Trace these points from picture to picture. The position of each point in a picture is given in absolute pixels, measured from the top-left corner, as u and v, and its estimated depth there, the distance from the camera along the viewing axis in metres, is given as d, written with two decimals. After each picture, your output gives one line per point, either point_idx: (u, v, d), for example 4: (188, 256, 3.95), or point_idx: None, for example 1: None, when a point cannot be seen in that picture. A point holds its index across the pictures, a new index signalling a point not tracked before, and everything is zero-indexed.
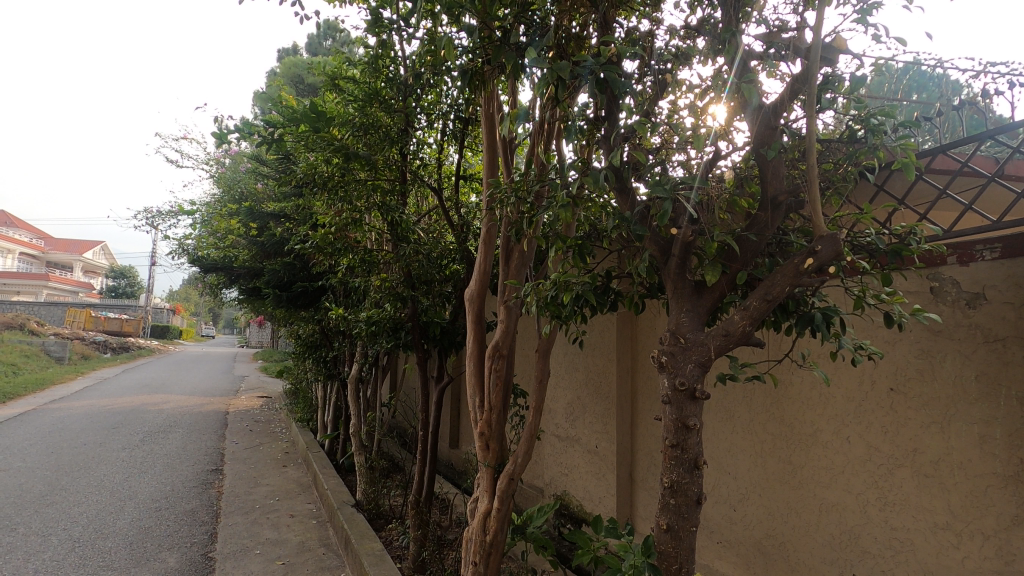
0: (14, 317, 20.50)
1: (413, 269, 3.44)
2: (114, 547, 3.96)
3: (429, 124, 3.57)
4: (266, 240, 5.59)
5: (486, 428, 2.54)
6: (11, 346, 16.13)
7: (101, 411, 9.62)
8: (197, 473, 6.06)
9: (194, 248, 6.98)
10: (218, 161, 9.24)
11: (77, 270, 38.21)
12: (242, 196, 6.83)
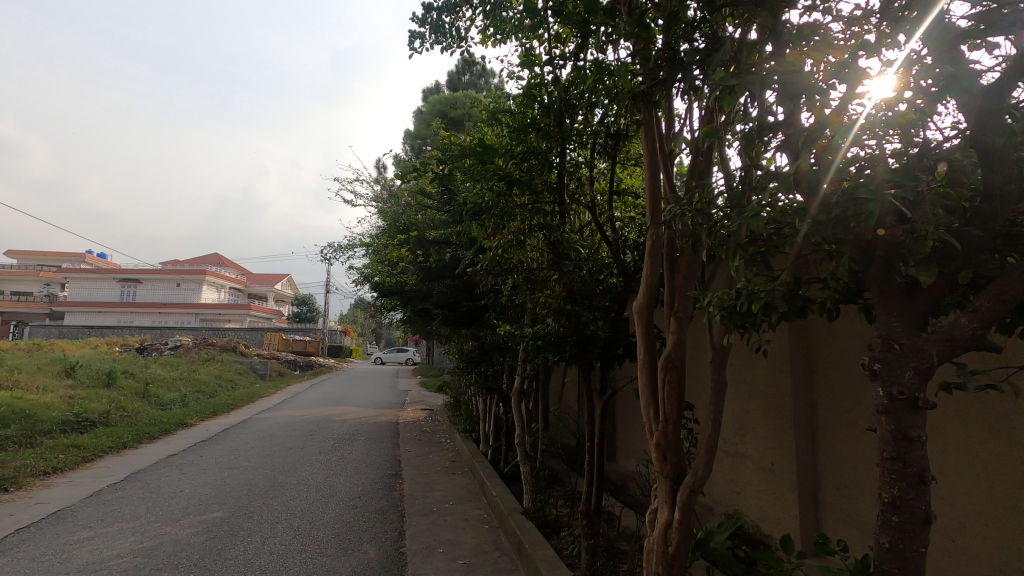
0: (228, 341, 24.62)
1: (575, 285, 3.58)
2: (326, 537, 4.60)
3: (582, 144, 3.70)
4: (434, 265, 6.14)
5: (662, 439, 2.54)
6: (228, 365, 19.41)
7: (298, 421, 11.15)
8: (381, 477, 6.76)
9: (369, 276, 7.88)
10: (383, 197, 10.35)
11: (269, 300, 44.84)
12: (406, 226, 7.57)
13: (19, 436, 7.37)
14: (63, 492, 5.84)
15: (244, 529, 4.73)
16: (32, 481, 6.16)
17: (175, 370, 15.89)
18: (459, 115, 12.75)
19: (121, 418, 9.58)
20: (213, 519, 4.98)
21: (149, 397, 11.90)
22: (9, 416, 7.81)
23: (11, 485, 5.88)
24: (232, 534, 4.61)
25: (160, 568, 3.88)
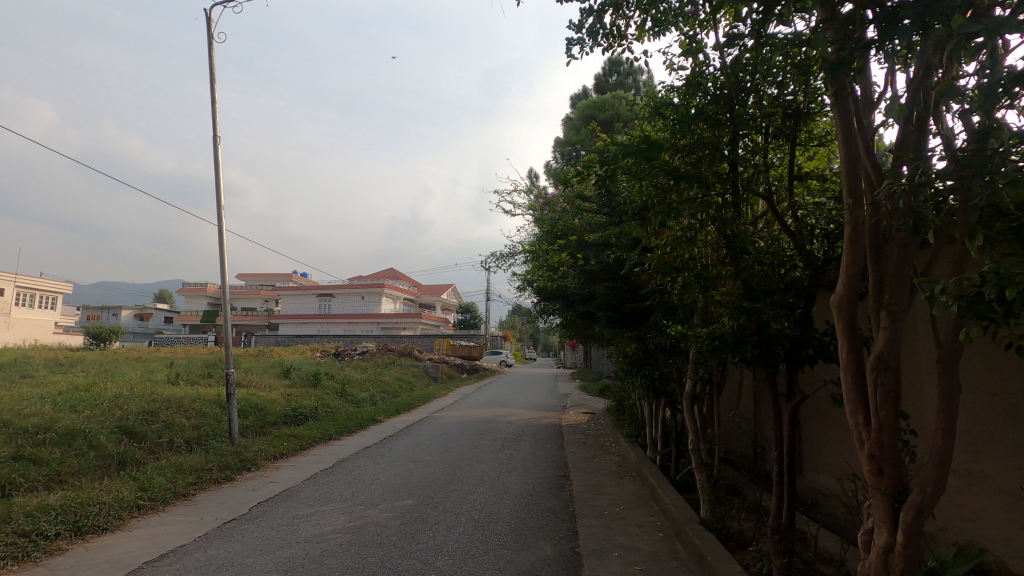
0: (405, 347, 27.21)
1: (754, 281, 3.31)
2: (503, 530, 4.82)
3: (755, 129, 3.45)
4: (596, 267, 6.17)
5: (876, 451, 2.22)
6: (406, 368, 21.46)
7: (469, 421, 11.90)
8: (550, 477, 6.92)
9: (531, 282, 8.15)
10: (539, 205, 10.68)
11: (438, 309, 48.78)
12: (565, 231, 7.71)
13: (255, 426, 8.92)
14: (289, 474, 6.92)
15: (431, 517, 5.16)
16: (266, 464, 7.40)
17: (365, 373, 18.00)
18: (609, 117, 12.72)
19: (327, 414, 11.10)
20: (405, 506, 5.52)
21: (346, 396, 13.62)
22: (247, 409, 9.49)
23: (252, 466, 7.12)
24: (422, 520, 5.06)
25: (366, 545, 4.40)
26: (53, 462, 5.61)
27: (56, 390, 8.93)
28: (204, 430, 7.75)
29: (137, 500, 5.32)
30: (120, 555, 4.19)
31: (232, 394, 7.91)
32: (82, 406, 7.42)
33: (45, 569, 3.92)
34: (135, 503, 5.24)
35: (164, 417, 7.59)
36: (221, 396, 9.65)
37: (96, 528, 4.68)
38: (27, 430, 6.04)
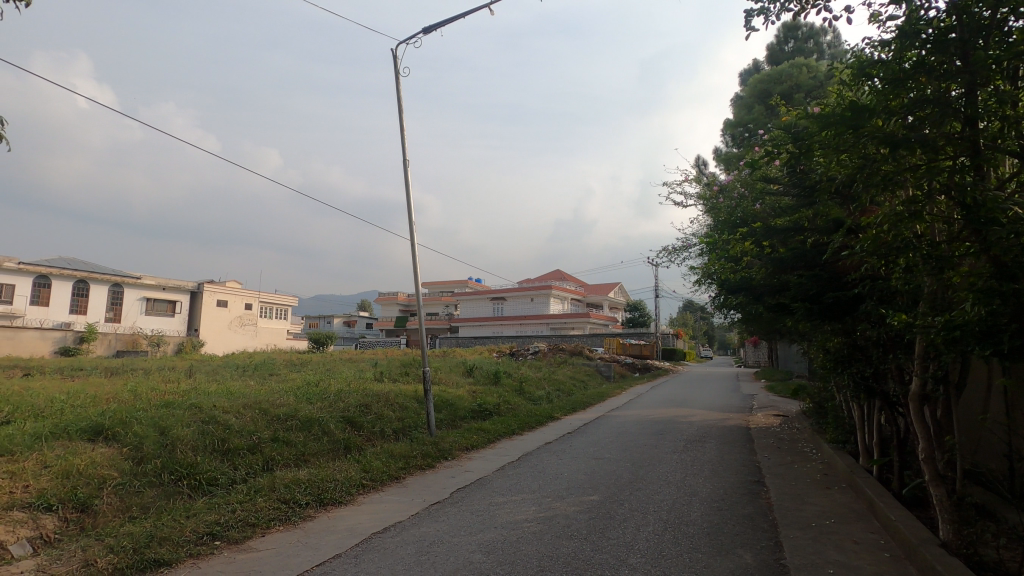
0: (575, 346, 27.58)
1: (1009, 257, 2.68)
2: (696, 534, 4.63)
3: (1001, 72, 2.85)
4: (787, 254, 5.46)
5: None
6: (578, 367, 21.75)
7: (647, 420, 11.65)
8: (742, 481, 6.46)
9: (710, 274, 7.72)
10: (713, 193, 10.07)
11: (605, 308, 48.53)
12: (747, 218, 7.16)
13: (448, 419, 9.79)
14: (481, 465, 7.46)
15: (619, 514, 5.16)
16: (461, 454, 8.08)
17: (540, 371, 18.63)
18: (787, 88, 11.53)
19: (508, 410, 11.74)
20: (591, 501, 5.60)
21: (524, 393, 14.25)
22: (440, 404, 10.44)
23: (449, 455, 7.83)
24: (610, 517, 5.08)
25: (559, 536, 4.55)
26: (300, 444, 6.79)
27: (295, 386, 10.78)
28: (408, 422, 8.72)
29: (361, 479, 6.18)
30: (354, 525, 4.91)
31: (429, 390, 8.77)
32: (315, 399, 8.86)
33: (301, 531, 4.76)
34: (360, 482, 6.10)
35: (376, 409, 8.72)
36: (419, 392, 10.77)
37: (334, 501, 5.54)
38: (279, 417, 7.40)
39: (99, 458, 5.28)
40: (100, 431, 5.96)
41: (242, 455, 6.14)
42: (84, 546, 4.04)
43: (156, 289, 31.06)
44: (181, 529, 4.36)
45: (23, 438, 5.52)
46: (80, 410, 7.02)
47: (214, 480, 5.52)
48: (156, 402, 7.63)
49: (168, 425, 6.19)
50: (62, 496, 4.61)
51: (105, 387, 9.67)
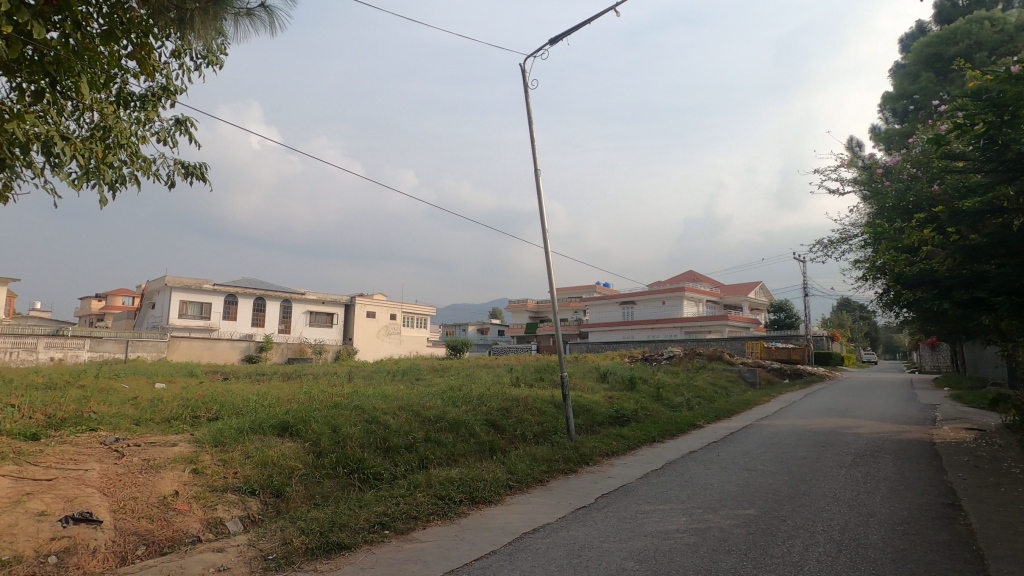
0: (714, 350, 26.04)
1: None
2: (878, 559, 4.14)
3: None
4: (983, 240, 4.68)
5: None
6: (719, 373, 20.50)
7: (804, 430, 10.63)
8: (931, 503, 5.64)
9: (880, 268, 6.88)
10: (876, 177, 8.97)
11: (745, 310, 45.24)
12: (925, 202, 6.28)
13: (586, 425, 9.77)
14: (624, 471, 7.35)
15: (782, 531, 4.77)
16: (602, 460, 8.03)
17: (678, 377, 17.85)
18: (960, 51, 10.03)
19: (647, 416, 11.42)
20: (748, 515, 5.25)
21: (662, 400, 13.76)
22: (577, 409, 10.46)
23: (589, 460, 7.82)
24: (771, 533, 4.72)
25: (715, 549, 4.34)
26: (449, 444, 7.21)
27: (440, 390, 11.47)
28: (547, 426, 8.86)
29: (508, 480, 6.40)
30: (506, 523, 5.11)
31: (567, 395, 8.83)
32: (460, 402, 9.35)
33: (458, 526, 5.06)
34: (507, 483, 6.32)
35: (517, 413, 8.98)
36: (555, 397, 10.89)
37: (484, 499, 5.81)
38: (430, 418, 7.93)
39: (288, 452, 6.06)
40: (286, 427, 6.85)
41: (401, 452, 6.69)
42: (282, 527, 4.67)
43: (317, 303, 35.02)
44: (356, 517, 4.85)
45: (230, 432, 6.53)
46: (268, 409, 8.13)
47: (379, 475, 6.08)
48: (326, 404, 8.57)
49: (339, 424, 6.93)
50: (262, 482, 5.37)
51: (285, 390, 11.08)
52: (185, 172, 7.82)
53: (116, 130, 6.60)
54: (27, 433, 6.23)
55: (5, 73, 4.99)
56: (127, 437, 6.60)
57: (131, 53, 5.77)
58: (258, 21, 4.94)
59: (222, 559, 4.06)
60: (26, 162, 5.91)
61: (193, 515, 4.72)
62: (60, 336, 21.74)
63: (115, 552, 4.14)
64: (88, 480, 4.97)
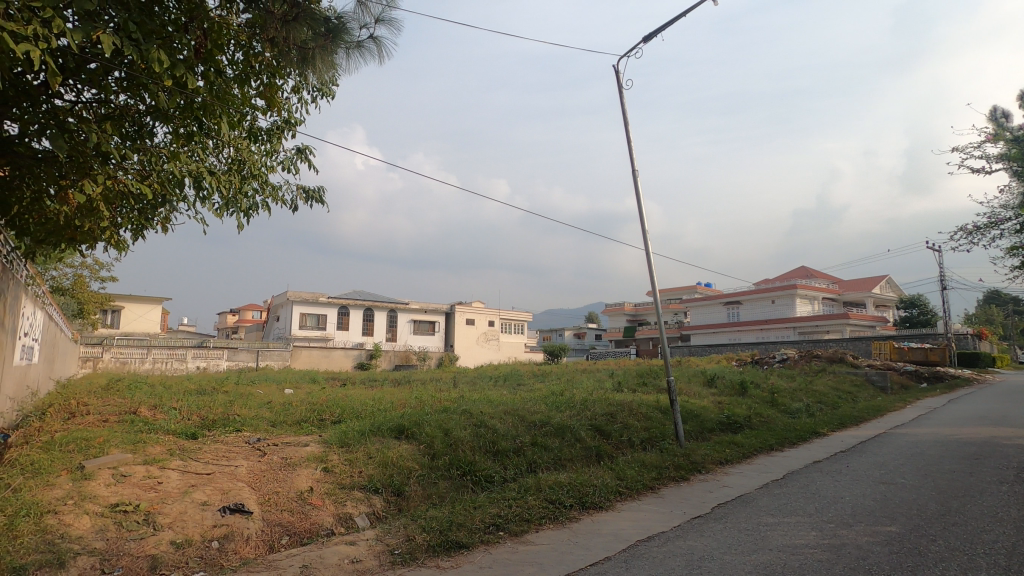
0: (835, 352, 23.94)
1: None
2: None
3: None
4: None
5: None
6: (843, 376, 18.80)
7: (950, 440, 9.46)
8: None
9: None
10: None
11: (870, 307, 41.13)
12: None
13: (696, 431, 9.39)
14: (741, 480, 6.97)
15: (933, 552, 4.29)
16: (715, 468, 7.67)
17: (794, 381, 16.61)
18: None
19: (762, 423, 10.75)
20: (889, 532, 4.77)
21: (778, 405, 12.87)
22: (685, 415, 10.08)
23: (702, 469, 7.51)
24: (919, 554, 4.25)
25: (853, 568, 4.00)
26: (556, 449, 7.25)
27: (543, 395, 11.56)
28: (654, 432, 8.63)
29: (618, 486, 6.32)
30: (619, 530, 5.05)
31: (674, 401, 8.55)
32: (564, 407, 9.38)
33: (571, 531, 5.07)
34: (617, 489, 6.23)
35: (622, 419, 8.83)
36: (661, 402, 10.58)
37: (595, 505, 5.78)
38: (536, 423, 8.02)
39: (406, 453, 6.41)
40: (402, 430, 7.25)
41: (510, 456, 6.82)
42: (405, 524, 4.95)
43: (421, 312, 36.72)
44: (472, 517, 5.02)
45: (353, 434, 7.03)
46: (384, 412, 8.65)
47: (490, 477, 6.24)
48: (436, 408, 8.96)
49: (451, 428, 7.22)
50: (384, 482, 5.73)
51: (397, 395, 11.73)
52: (306, 197, 8.59)
53: (249, 162, 7.39)
54: (187, 432, 7.13)
55: (164, 121, 5.77)
56: (267, 437, 7.33)
57: (261, 93, 6.45)
58: (367, 53, 5.33)
59: (354, 552, 4.39)
60: (180, 195, 6.80)
61: (326, 510, 5.14)
62: (204, 347, 24.57)
63: (264, 540, 4.60)
64: (239, 475, 5.59)
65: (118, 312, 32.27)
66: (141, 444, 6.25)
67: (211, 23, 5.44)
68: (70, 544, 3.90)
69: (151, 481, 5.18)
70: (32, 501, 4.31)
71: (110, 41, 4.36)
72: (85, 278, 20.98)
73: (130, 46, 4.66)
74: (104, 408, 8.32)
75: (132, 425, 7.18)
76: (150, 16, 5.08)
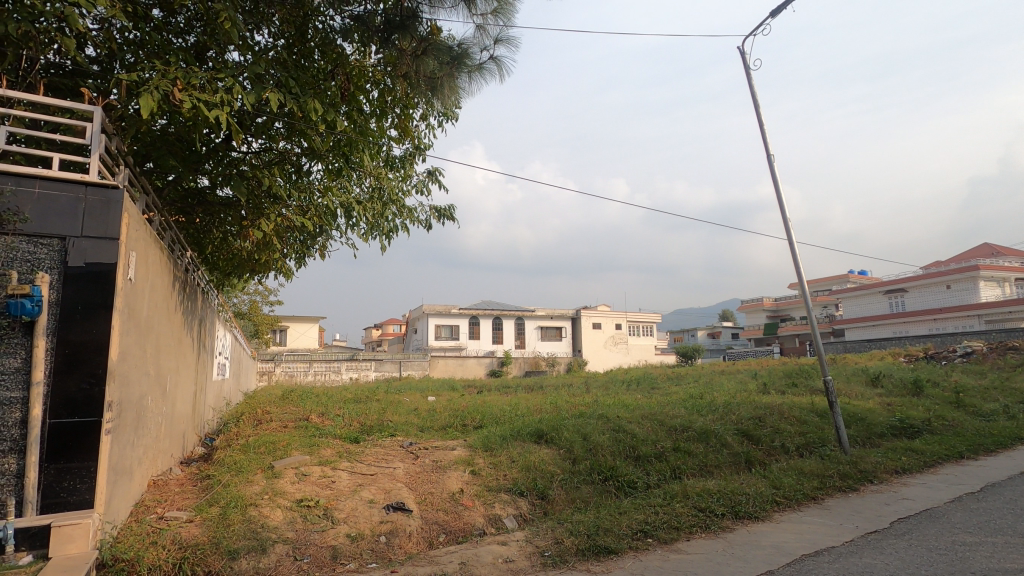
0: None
1: None
2: None
3: None
4: None
5: None
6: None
7: None
8: None
9: None
10: None
11: None
12: None
13: (863, 436, 8.42)
14: (925, 493, 6.11)
15: None
16: (891, 478, 6.81)
17: (985, 378, 14.17)
18: None
19: (946, 427, 9.33)
20: None
21: (965, 406, 11.09)
22: (847, 419, 9.07)
23: (875, 479, 6.70)
24: None
25: None
26: (701, 455, 6.92)
27: (681, 399, 11.11)
28: (812, 438, 7.87)
29: (774, 496, 5.86)
30: (781, 543, 4.69)
31: (834, 403, 7.73)
32: (705, 411, 8.93)
33: (725, 541, 4.81)
34: (774, 499, 5.79)
35: (773, 423, 8.19)
36: (817, 404, 9.65)
37: (750, 515, 5.42)
38: (677, 428, 7.73)
39: (547, 458, 6.53)
40: (541, 435, 7.40)
41: (652, 462, 6.64)
42: (552, 527, 5.04)
43: (547, 319, 37.19)
44: (619, 523, 4.97)
45: (496, 438, 7.32)
46: (522, 418, 8.88)
47: (633, 483, 6.13)
48: (572, 413, 9.02)
49: (589, 433, 7.22)
50: (528, 485, 5.88)
51: (532, 401, 11.98)
52: (438, 215, 9.17)
53: (387, 189, 8.07)
54: (350, 436, 7.92)
55: (319, 160, 6.49)
56: (418, 441, 7.89)
57: (396, 125, 7.03)
58: (488, 74, 5.57)
59: (507, 552, 4.56)
60: (334, 225, 7.63)
61: (477, 511, 5.40)
62: (355, 360, 27.06)
63: (424, 537, 4.95)
64: (398, 476, 6.09)
65: (285, 331, 36.68)
66: (315, 447, 7.07)
67: (351, 68, 6.07)
68: (269, 532, 4.53)
69: (326, 479, 5.84)
70: (238, 495, 5.07)
71: (276, 97, 5.04)
72: (258, 303, 24.19)
73: (290, 99, 5.34)
74: (282, 416, 9.53)
75: (307, 431, 8.13)
76: (302, 70, 5.78)
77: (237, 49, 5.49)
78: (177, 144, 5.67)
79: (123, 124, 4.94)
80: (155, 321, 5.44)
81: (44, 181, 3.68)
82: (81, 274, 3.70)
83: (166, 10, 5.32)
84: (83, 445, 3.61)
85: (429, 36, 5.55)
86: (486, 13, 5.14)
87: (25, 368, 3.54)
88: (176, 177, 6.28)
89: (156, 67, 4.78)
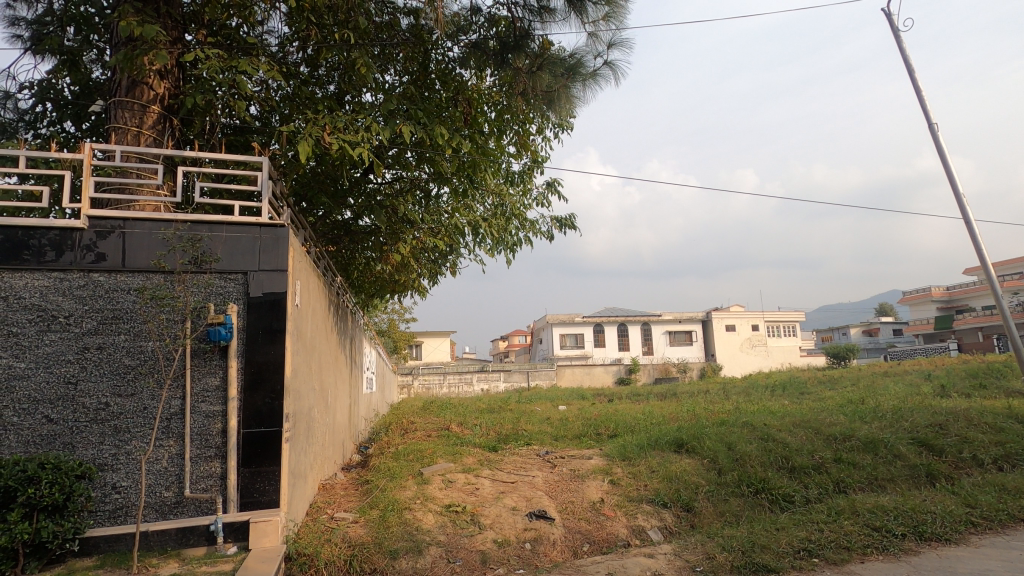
0: None
1: None
2: None
3: None
4: None
5: None
6: None
7: None
8: None
9: None
10: None
11: None
12: None
13: None
14: None
15: None
16: None
17: None
18: None
19: None
20: None
21: None
22: None
23: None
24: None
25: None
26: (868, 466, 6.19)
27: (839, 404, 10.03)
28: (1013, 448, 6.66)
29: (969, 515, 5.05)
30: (982, 571, 4.03)
31: None
32: (870, 418, 7.97)
33: (910, 565, 4.23)
34: (968, 519, 4.98)
35: (958, 431, 7.08)
36: (1015, 407, 8.17)
37: (938, 537, 4.72)
38: (836, 436, 6.99)
39: (690, 468, 6.24)
40: (681, 443, 7.10)
41: (810, 474, 6.06)
42: (701, 541, 4.80)
43: (676, 323, 35.67)
44: (778, 540, 4.59)
45: (633, 448, 7.15)
46: (659, 427, 8.59)
47: (790, 497, 5.64)
48: (713, 421, 8.54)
49: (734, 442, 6.79)
50: (672, 496, 5.65)
51: (667, 408, 11.55)
52: (560, 225, 9.28)
53: (509, 204, 8.33)
54: (489, 445, 8.21)
55: (445, 184, 6.88)
56: (554, 450, 7.96)
57: (514, 141, 7.25)
58: (602, 79, 5.53)
59: (655, 565, 4.42)
60: (462, 243, 8.04)
61: (620, 521, 5.31)
62: (486, 371, 28.01)
63: (568, 545, 4.98)
64: (537, 484, 6.18)
65: (420, 347, 39.11)
66: (458, 455, 7.45)
67: (470, 93, 6.39)
68: (423, 535, 4.82)
69: (471, 486, 6.11)
70: (394, 499, 5.48)
71: (407, 129, 5.45)
72: (396, 321, 26.06)
73: (419, 129, 5.74)
74: (426, 426, 10.15)
75: (449, 440, 8.59)
76: (427, 102, 6.20)
77: (370, 90, 6.04)
78: (326, 182, 6.35)
79: (284, 169, 5.64)
80: (317, 341, 6.11)
81: (229, 225, 4.31)
82: (261, 302, 4.27)
83: (311, 65, 6.00)
84: (269, 451, 4.14)
85: (542, 52, 5.66)
86: (598, 20, 5.14)
87: (222, 385, 4.15)
88: (325, 211, 7.02)
89: (307, 117, 5.40)
